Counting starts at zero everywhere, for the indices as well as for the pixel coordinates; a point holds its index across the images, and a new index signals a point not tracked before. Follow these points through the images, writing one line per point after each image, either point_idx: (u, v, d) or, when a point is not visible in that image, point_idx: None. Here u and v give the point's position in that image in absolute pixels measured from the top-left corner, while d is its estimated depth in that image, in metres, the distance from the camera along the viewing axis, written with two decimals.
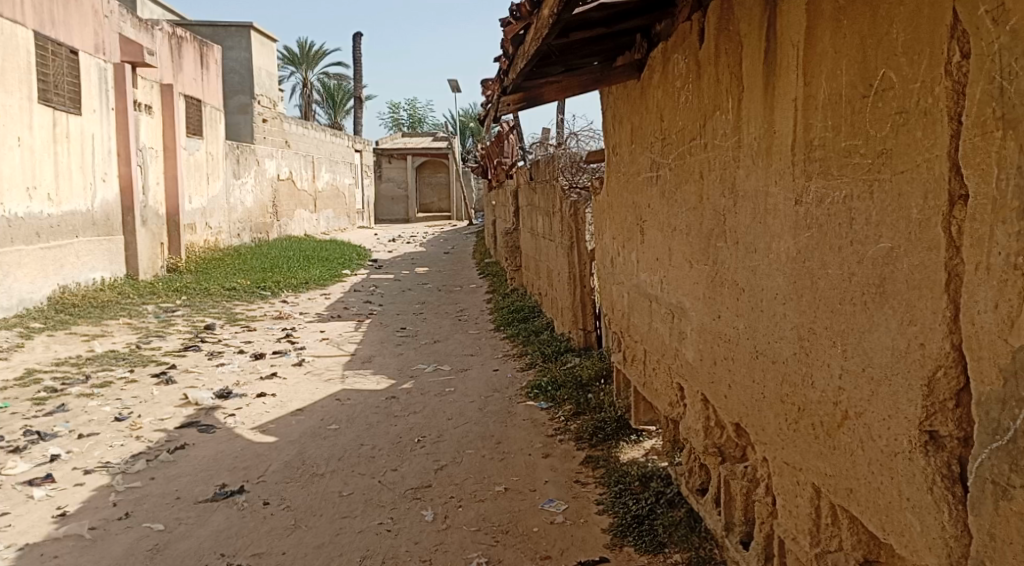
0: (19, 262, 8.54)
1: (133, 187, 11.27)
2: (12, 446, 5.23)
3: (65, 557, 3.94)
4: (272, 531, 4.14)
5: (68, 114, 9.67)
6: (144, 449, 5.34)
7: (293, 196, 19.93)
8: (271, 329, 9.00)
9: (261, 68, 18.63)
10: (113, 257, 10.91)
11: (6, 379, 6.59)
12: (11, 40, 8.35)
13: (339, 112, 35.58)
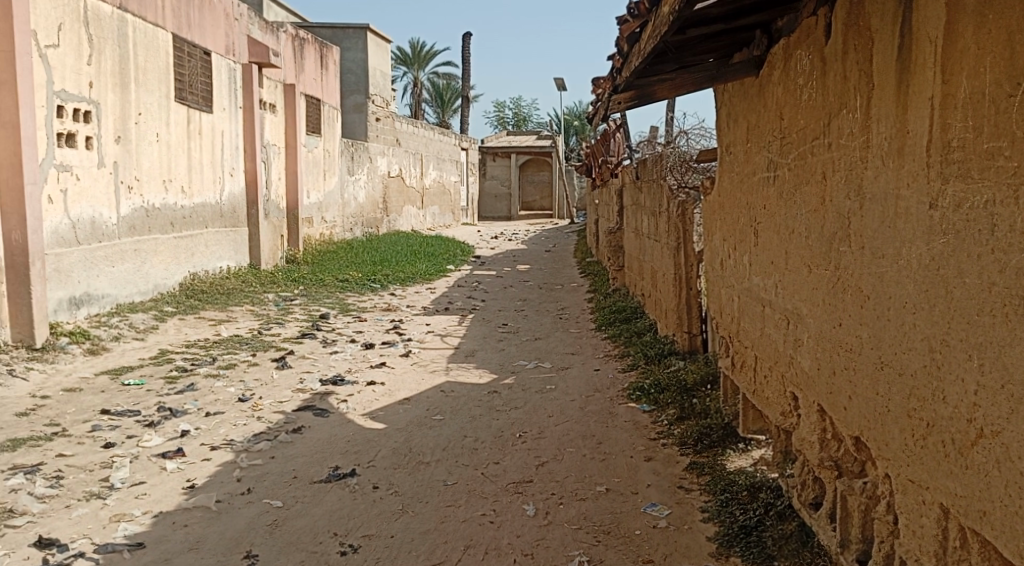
0: (155, 249, 9.07)
1: (258, 182, 11.80)
2: (148, 420, 5.59)
3: (194, 526, 4.19)
4: (381, 515, 4.30)
5: (201, 112, 10.21)
6: (264, 429, 5.61)
7: (402, 193, 20.40)
8: (380, 320, 9.29)
9: (376, 68, 19.16)
10: (237, 247, 11.45)
11: (142, 358, 7.03)
12: (153, 43, 8.88)
13: (447, 111, 36.19)
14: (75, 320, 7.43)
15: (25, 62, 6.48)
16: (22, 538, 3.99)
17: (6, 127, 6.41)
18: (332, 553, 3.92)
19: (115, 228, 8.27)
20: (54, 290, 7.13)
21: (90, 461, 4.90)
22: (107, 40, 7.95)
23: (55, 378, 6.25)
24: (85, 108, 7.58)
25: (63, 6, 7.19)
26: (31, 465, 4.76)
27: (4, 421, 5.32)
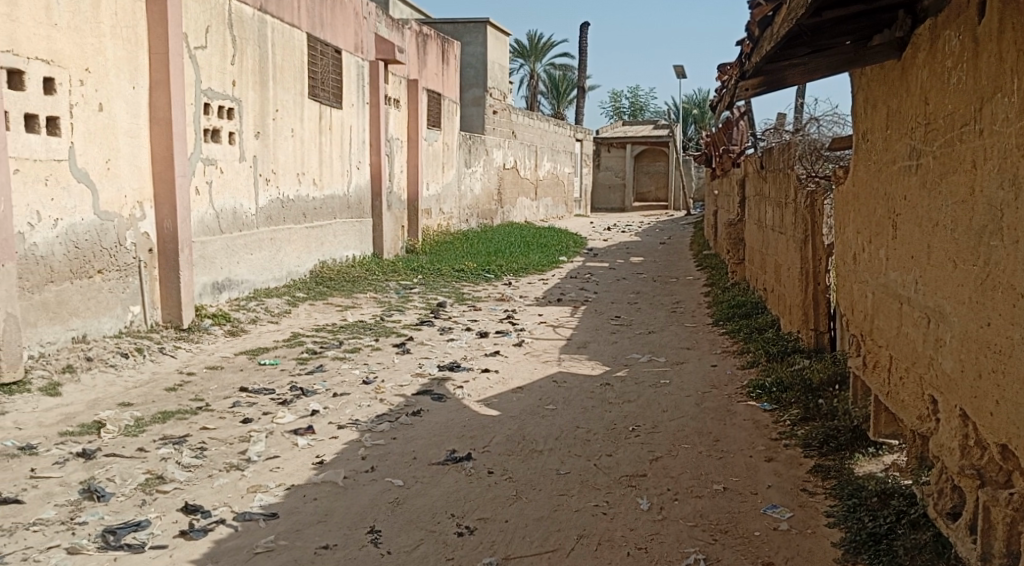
0: (289, 238, 9.55)
1: (382, 174, 12.20)
2: (281, 399, 5.93)
3: (322, 500, 4.44)
4: (495, 499, 4.44)
5: (332, 108, 10.64)
6: (387, 411, 5.86)
7: (517, 184, 20.62)
8: (495, 309, 9.48)
9: (495, 61, 19.38)
10: (362, 237, 11.89)
11: (275, 340, 7.44)
12: (289, 43, 9.33)
13: (563, 102, 36.26)
14: (217, 304, 7.93)
15: (177, 63, 6.93)
16: (171, 503, 4.32)
17: (161, 124, 6.88)
18: (450, 534, 4.08)
19: (254, 218, 8.76)
20: (199, 275, 7.63)
21: (229, 435, 5.24)
22: (248, 40, 8.39)
23: (198, 356, 6.71)
24: (228, 105, 8.04)
25: (210, 10, 7.64)
26: (177, 436, 5.13)
27: (155, 394, 5.76)
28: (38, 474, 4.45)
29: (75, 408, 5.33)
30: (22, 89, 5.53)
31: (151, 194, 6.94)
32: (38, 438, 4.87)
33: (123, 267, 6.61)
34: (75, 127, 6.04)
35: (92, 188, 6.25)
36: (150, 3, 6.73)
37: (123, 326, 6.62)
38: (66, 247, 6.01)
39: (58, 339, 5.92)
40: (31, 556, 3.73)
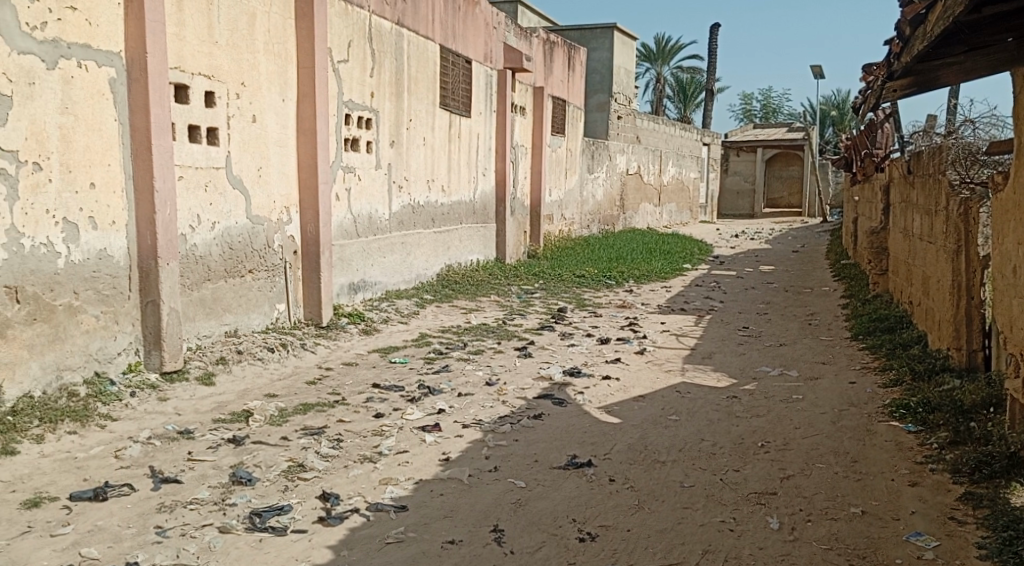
0: (418, 242, 9.90)
1: (506, 181, 12.45)
2: (410, 396, 6.19)
3: (449, 496, 4.63)
4: (618, 508, 4.52)
5: (461, 117, 10.96)
6: (509, 412, 6.02)
7: (640, 190, 20.55)
8: (616, 316, 9.53)
9: (621, 67, 19.36)
10: (486, 242, 12.17)
11: (405, 339, 7.75)
12: (423, 54, 9.67)
13: (690, 105, 35.84)
14: (353, 303, 8.34)
15: (323, 76, 7.33)
16: (310, 490, 4.61)
17: (307, 133, 7.30)
18: (572, 539, 4.19)
19: (387, 222, 9.14)
20: (337, 276, 8.05)
21: (363, 429, 5.52)
22: (386, 53, 8.77)
23: (336, 353, 7.08)
24: (366, 116, 8.44)
25: (352, 25, 8.03)
26: (316, 428, 5.45)
27: (297, 387, 6.13)
28: (194, 457, 4.83)
29: (227, 397, 5.74)
30: (187, 102, 6.00)
31: (297, 200, 7.37)
32: (195, 423, 5.28)
33: (271, 268, 7.07)
34: (232, 137, 6.50)
35: (245, 195, 6.70)
36: (298, 20, 7.15)
37: (270, 323, 7.09)
38: (221, 248, 6.46)
39: (212, 332, 6.40)
40: (188, 532, 4.06)
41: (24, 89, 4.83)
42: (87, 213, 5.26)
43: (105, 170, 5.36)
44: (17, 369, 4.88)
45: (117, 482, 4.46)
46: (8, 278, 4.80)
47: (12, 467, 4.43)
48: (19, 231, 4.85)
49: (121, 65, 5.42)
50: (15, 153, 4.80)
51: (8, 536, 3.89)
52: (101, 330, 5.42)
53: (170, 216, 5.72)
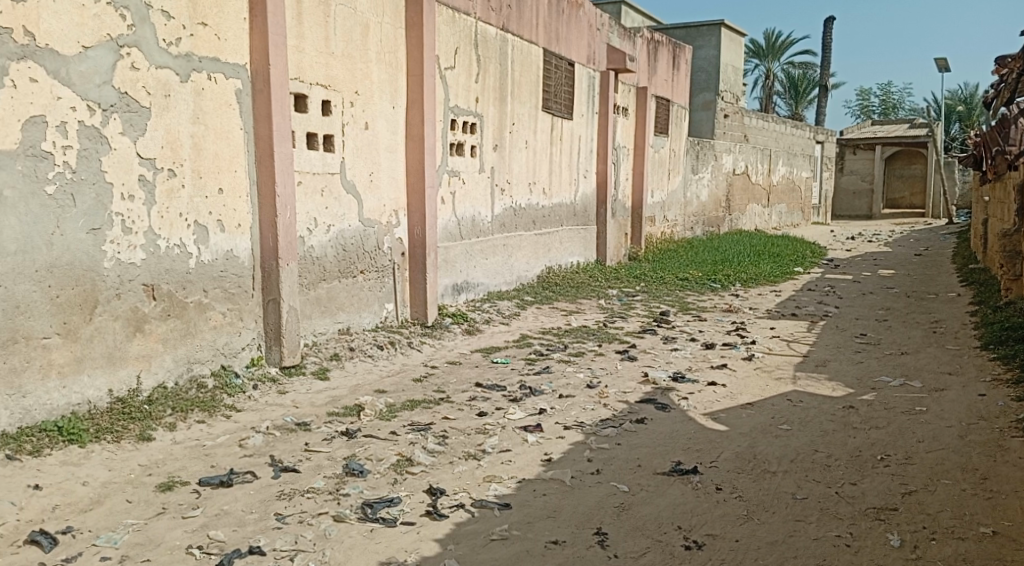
0: (520, 244, 10.04)
1: (608, 182, 12.47)
2: (512, 396, 6.30)
3: (551, 497, 4.72)
4: (725, 517, 4.50)
5: (563, 120, 11.06)
6: (611, 416, 6.06)
7: (747, 190, 20.18)
8: (722, 320, 9.42)
9: (730, 64, 18.94)
10: (586, 244, 12.24)
11: (507, 340, 7.90)
12: (527, 58, 9.81)
13: (802, 102, 34.89)
14: (456, 304, 8.56)
15: (431, 83, 7.55)
16: (418, 484, 4.78)
17: (415, 139, 7.52)
18: (677, 546, 4.22)
19: (490, 225, 9.31)
20: (441, 277, 8.28)
21: (468, 426, 5.67)
22: (491, 58, 8.94)
23: (440, 352, 7.28)
24: (471, 120, 8.64)
25: (459, 32, 8.24)
26: (423, 424, 5.63)
27: (404, 384, 6.35)
28: (310, 448, 5.07)
29: (340, 392, 6.00)
30: (305, 111, 6.30)
31: (404, 204, 7.61)
32: (311, 415, 5.54)
33: (380, 269, 7.32)
34: (345, 143, 6.78)
35: (358, 199, 6.97)
36: (409, 28, 7.38)
37: (379, 321, 7.35)
38: (335, 249, 6.74)
39: (326, 330, 6.69)
40: (304, 520, 4.28)
41: (161, 100, 5.18)
42: (216, 217, 5.59)
43: (232, 176, 5.68)
44: (153, 360, 5.25)
45: (240, 469, 4.73)
46: (146, 275, 5.17)
47: (149, 452, 4.76)
48: (155, 233, 5.21)
49: (246, 76, 5.74)
50: (152, 160, 5.16)
51: (145, 515, 4.19)
52: (227, 326, 5.75)
53: (290, 220, 6.01)
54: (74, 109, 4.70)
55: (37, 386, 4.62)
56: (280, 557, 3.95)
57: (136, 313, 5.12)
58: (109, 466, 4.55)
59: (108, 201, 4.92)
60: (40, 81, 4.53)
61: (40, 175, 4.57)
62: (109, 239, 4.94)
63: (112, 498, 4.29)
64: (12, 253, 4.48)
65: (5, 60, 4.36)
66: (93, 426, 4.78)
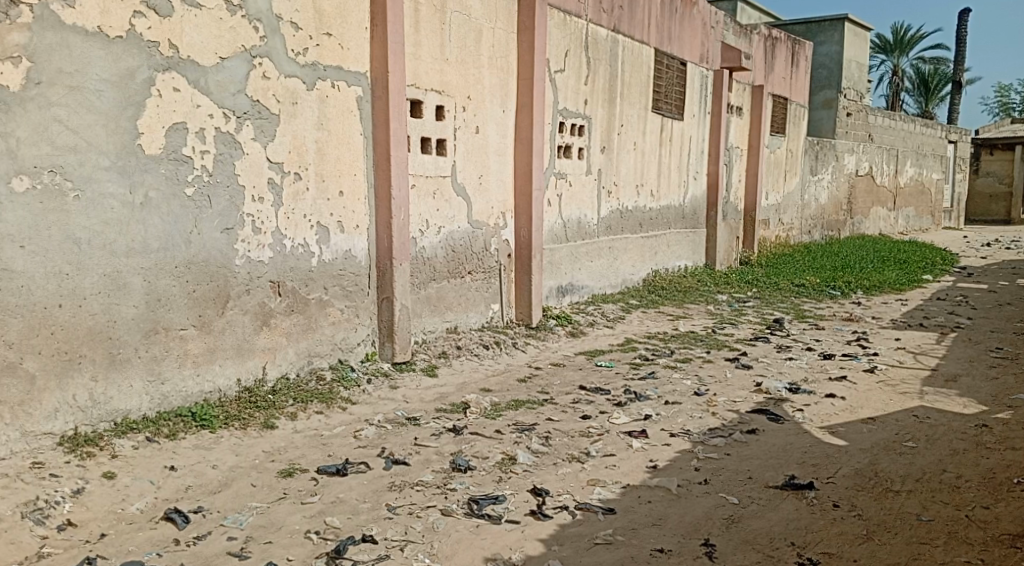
0: (626, 247, 10.05)
1: (719, 184, 12.32)
2: (617, 401, 6.33)
3: (657, 505, 4.73)
4: (843, 536, 4.42)
5: (674, 120, 11.01)
6: (720, 425, 6.00)
7: (871, 193, 19.51)
8: (841, 330, 9.17)
9: (854, 60, 18.34)
10: (695, 248, 12.14)
11: (611, 344, 7.93)
12: (638, 58, 9.82)
13: (933, 99, 33.40)
14: (561, 306, 8.65)
15: (542, 87, 7.66)
16: (523, 483, 4.88)
17: (523, 142, 7.64)
18: (791, 563, 4.18)
19: (595, 227, 9.36)
20: (546, 279, 8.39)
21: (572, 429, 5.74)
22: (602, 60, 9.00)
23: (544, 353, 7.39)
24: (580, 122, 8.72)
25: (570, 34, 8.33)
26: (527, 424, 5.74)
27: (509, 383, 6.48)
28: (420, 442, 5.25)
29: (448, 389, 6.17)
30: (421, 116, 6.52)
31: (512, 206, 7.75)
32: (420, 411, 5.73)
33: (487, 270, 7.49)
34: (457, 147, 6.96)
35: (468, 201, 7.16)
36: (521, 33, 7.51)
37: (485, 321, 7.52)
38: (445, 250, 6.94)
39: (435, 328, 6.89)
40: (414, 512, 4.45)
41: (289, 108, 5.46)
42: (337, 218, 5.86)
43: (352, 180, 5.94)
44: (276, 353, 5.55)
45: (355, 459, 4.95)
46: (272, 273, 5.46)
47: (272, 439, 5.04)
48: (282, 233, 5.50)
49: (367, 84, 5.99)
50: (280, 164, 5.45)
51: (268, 500, 4.44)
52: (345, 323, 6.02)
53: (404, 221, 6.23)
54: (211, 117, 5.02)
55: (174, 373, 4.95)
56: (391, 547, 4.12)
57: (263, 308, 5.42)
58: (236, 451, 4.83)
59: (240, 202, 5.23)
60: (182, 91, 4.85)
61: (180, 179, 4.89)
62: (240, 238, 5.24)
63: (238, 482, 4.56)
64: (155, 251, 4.81)
65: (152, 71, 4.70)
66: (222, 413, 5.10)
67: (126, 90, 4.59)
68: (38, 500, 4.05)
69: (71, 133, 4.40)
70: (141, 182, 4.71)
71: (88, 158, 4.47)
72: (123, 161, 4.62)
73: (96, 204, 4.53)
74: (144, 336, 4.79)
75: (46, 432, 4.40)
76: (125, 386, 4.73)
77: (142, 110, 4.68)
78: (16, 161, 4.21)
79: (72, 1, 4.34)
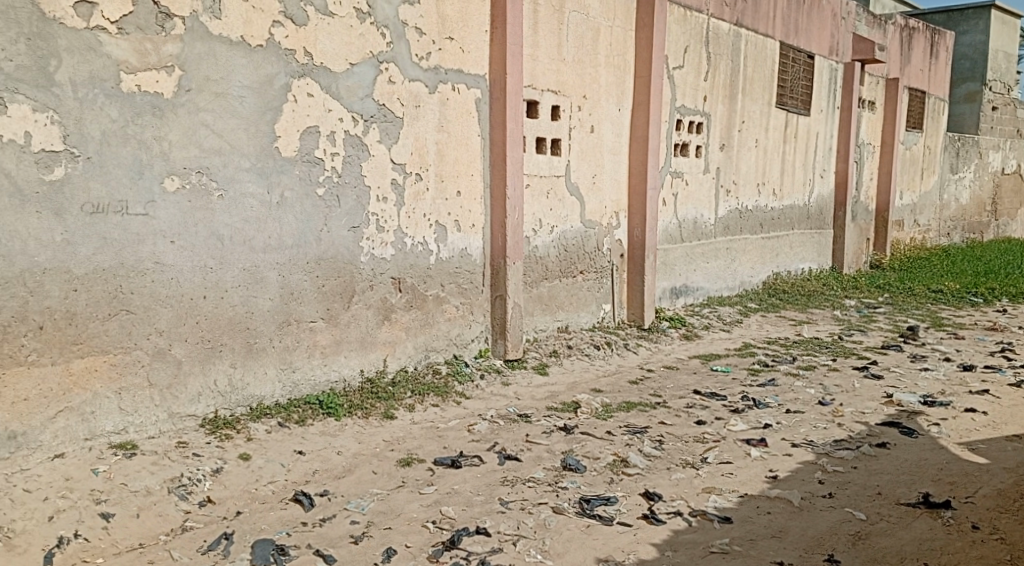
0: (745, 248, 9.88)
1: (847, 183, 11.96)
2: (734, 407, 6.25)
3: (777, 516, 4.64)
4: (981, 559, 4.22)
5: (799, 116, 10.79)
6: (847, 437, 5.83)
7: (1019, 193, 18.44)
8: (983, 340, 8.73)
9: (1000, 50, 16.91)
10: (820, 250, 11.83)
11: (728, 348, 7.84)
12: (762, 52, 9.67)
13: None
14: (674, 308, 8.62)
15: (660, 84, 7.64)
16: (635, 486, 4.90)
17: (639, 141, 7.65)
18: None
19: (713, 227, 9.26)
20: (660, 280, 8.37)
21: (686, 434, 5.72)
22: (723, 55, 8.90)
23: (657, 355, 7.39)
24: (698, 120, 8.65)
25: (690, 30, 8.28)
26: (639, 427, 5.76)
27: (620, 385, 6.52)
28: (531, 440, 5.35)
29: (558, 388, 6.26)
30: (536, 116, 6.63)
31: (626, 205, 7.77)
32: (531, 408, 5.84)
33: (599, 270, 7.53)
34: (571, 146, 7.04)
35: (581, 201, 7.23)
36: (639, 30, 7.52)
37: (596, 321, 7.58)
38: (557, 249, 7.03)
39: (546, 327, 7.00)
40: (527, 507, 4.55)
41: (412, 110, 5.67)
42: (454, 218, 6.03)
43: (469, 180, 6.11)
44: (397, 346, 5.77)
45: (469, 452, 5.10)
46: (394, 270, 5.68)
47: (392, 429, 5.25)
48: (403, 232, 5.71)
49: (485, 86, 6.14)
50: (403, 165, 5.66)
51: (388, 487, 4.64)
52: (460, 319, 6.19)
53: (518, 221, 6.34)
54: (341, 120, 5.26)
55: (304, 362, 5.23)
56: (504, 541, 4.22)
57: (385, 303, 5.65)
58: (358, 439, 5.06)
59: (366, 202, 5.46)
60: (315, 96, 5.11)
61: (312, 179, 5.15)
62: (365, 236, 5.48)
63: (360, 468, 4.78)
64: (289, 247, 5.09)
65: (288, 77, 4.98)
66: (347, 402, 5.34)
67: (265, 96, 4.88)
68: (182, 477, 4.35)
69: (217, 137, 4.70)
70: (278, 182, 4.99)
71: (231, 160, 4.77)
72: (262, 162, 4.91)
73: (237, 203, 4.83)
74: (278, 328, 5.08)
75: (190, 414, 4.73)
76: (260, 373, 5.03)
77: (279, 114, 4.95)
78: (168, 162, 4.53)
79: (220, 13, 4.64)
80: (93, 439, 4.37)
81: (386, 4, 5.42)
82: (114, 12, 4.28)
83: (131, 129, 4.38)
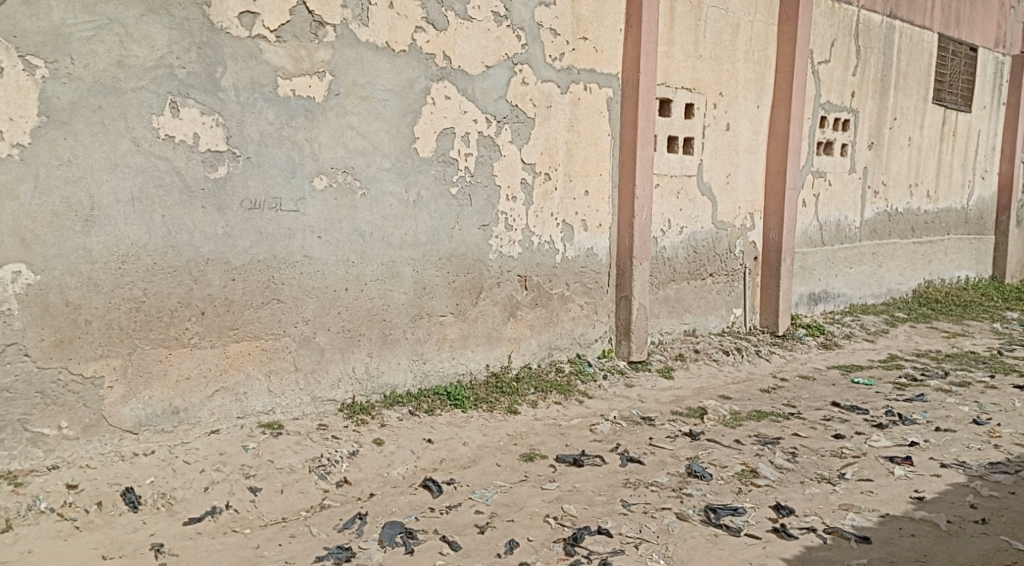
0: (893, 254, 9.51)
1: (1013, 185, 11.31)
2: (878, 423, 6.06)
3: (921, 539, 4.47)
4: None
5: (958, 112, 10.31)
6: (1004, 459, 5.54)
7: None
8: None
9: None
10: (979, 257, 11.23)
11: (873, 359, 7.59)
12: (918, 46, 9.28)
13: None
14: (811, 315, 8.40)
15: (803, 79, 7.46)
16: (763, 498, 4.84)
17: (777, 139, 7.51)
18: None
19: (858, 231, 8.97)
20: (797, 285, 8.18)
21: (821, 447, 5.60)
22: (873, 49, 8.61)
23: (791, 363, 7.24)
24: (844, 117, 8.40)
25: (838, 23, 8.05)
26: (770, 437, 5.68)
27: (751, 393, 6.43)
28: (655, 443, 5.38)
29: (684, 392, 6.25)
30: (669, 114, 6.63)
31: (761, 206, 7.64)
32: (656, 411, 5.86)
33: (730, 272, 7.44)
34: (706, 145, 6.99)
35: (713, 200, 7.17)
36: (782, 25, 7.38)
37: (726, 325, 7.50)
38: (686, 250, 7.00)
39: (673, 329, 6.99)
40: (649, 511, 4.58)
41: (544, 111, 5.79)
42: (581, 217, 6.11)
43: (598, 179, 6.18)
44: (521, 343, 5.91)
45: (592, 452, 5.17)
46: (521, 268, 5.81)
47: (516, 423, 5.39)
48: (531, 231, 5.84)
49: (618, 84, 6.18)
50: (533, 164, 5.79)
51: (511, 480, 4.77)
52: (585, 318, 6.27)
53: (646, 220, 6.36)
54: (475, 121, 5.44)
55: (434, 354, 5.44)
56: (626, 542, 4.27)
57: (511, 300, 5.79)
58: (484, 432, 5.22)
59: (497, 201, 5.61)
60: (452, 98, 5.31)
61: (447, 179, 5.35)
62: (495, 235, 5.63)
63: (485, 460, 4.94)
64: (423, 244, 5.30)
65: (428, 80, 5.19)
66: (473, 395, 5.53)
67: (406, 99, 5.10)
68: (322, 457, 4.62)
69: (361, 138, 4.96)
70: (415, 182, 5.20)
71: (374, 160, 5.02)
72: (401, 163, 5.13)
73: (378, 202, 5.07)
74: (411, 320, 5.30)
75: (330, 399, 5.01)
76: (394, 362, 5.27)
77: (419, 117, 5.17)
78: (317, 162, 4.81)
79: (368, 20, 4.89)
80: (244, 418, 4.71)
81: (522, 6, 5.57)
82: (273, 22, 4.58)
83: (286, 131, 4.69)
